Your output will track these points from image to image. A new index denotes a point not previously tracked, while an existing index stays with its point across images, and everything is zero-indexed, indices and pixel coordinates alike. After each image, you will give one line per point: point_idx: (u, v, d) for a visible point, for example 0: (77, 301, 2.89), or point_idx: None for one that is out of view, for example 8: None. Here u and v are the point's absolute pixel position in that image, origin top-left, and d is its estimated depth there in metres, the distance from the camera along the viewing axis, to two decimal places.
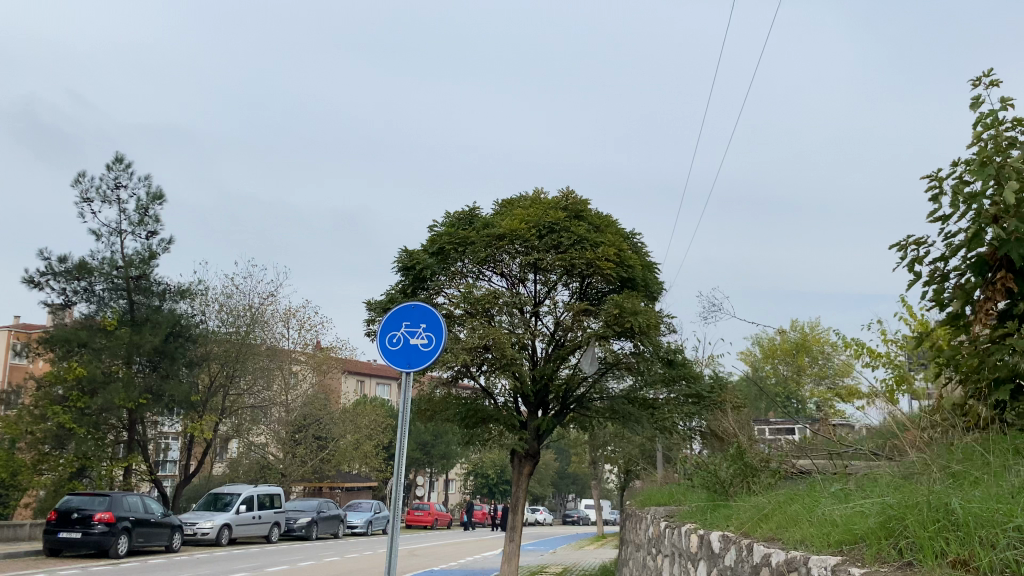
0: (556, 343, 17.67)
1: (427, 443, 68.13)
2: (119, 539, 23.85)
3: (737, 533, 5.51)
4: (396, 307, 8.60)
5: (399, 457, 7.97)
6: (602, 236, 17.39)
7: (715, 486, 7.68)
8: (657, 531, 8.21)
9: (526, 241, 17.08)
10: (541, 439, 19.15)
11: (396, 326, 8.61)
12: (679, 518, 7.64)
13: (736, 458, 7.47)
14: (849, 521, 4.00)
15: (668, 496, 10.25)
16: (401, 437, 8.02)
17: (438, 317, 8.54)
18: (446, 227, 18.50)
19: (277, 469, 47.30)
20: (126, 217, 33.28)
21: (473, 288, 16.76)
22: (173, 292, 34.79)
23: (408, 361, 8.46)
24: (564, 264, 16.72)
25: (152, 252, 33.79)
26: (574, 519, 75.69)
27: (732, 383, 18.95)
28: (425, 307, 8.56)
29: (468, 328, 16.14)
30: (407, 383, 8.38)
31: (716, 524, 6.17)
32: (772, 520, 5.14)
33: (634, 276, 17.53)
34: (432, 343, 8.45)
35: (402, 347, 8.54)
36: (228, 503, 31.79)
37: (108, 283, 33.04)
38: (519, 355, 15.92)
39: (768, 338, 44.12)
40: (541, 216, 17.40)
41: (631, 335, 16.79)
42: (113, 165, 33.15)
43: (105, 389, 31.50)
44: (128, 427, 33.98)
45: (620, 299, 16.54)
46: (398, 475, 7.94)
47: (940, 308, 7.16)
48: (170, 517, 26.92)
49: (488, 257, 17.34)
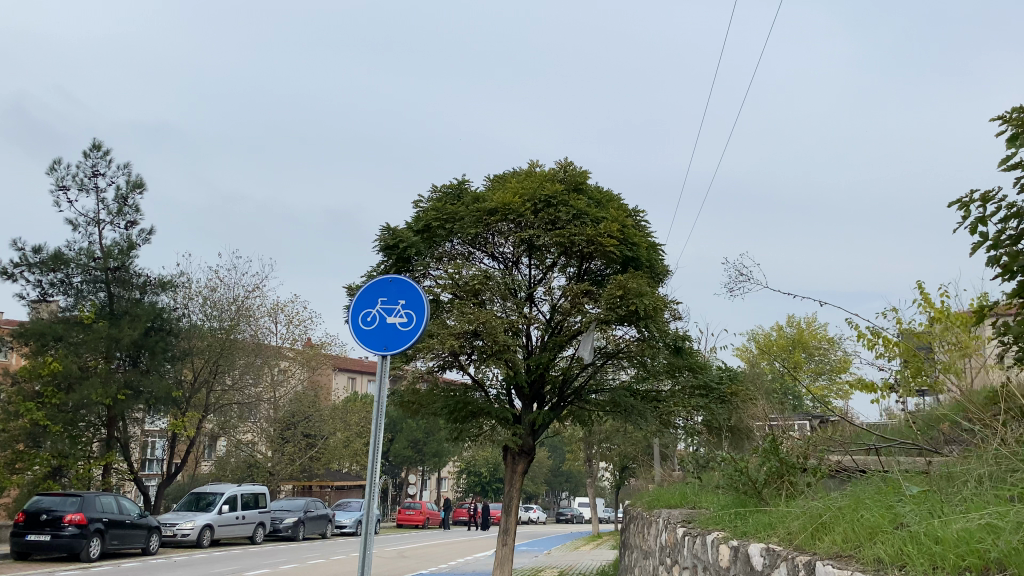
0: (552, 330, 16.54)
1: (419, 441, 67.01)
2: (91, 541, 22.62)
3: (785, 547, 4.45)
4: (371, 280, 7.50)
5: (373, 456, 6.80)
6: (603, 211, 16.31)
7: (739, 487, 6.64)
8: (672, 539, 7.12)
9: (520, 216, 15.97)
10: (536, 435, 18.06)
11: (371, 303, 7.50)
12: (698, 524, 6.57)
13: (769, 454, 6.32)
14: (972, 538, 3.06)
15: (679, 497, 9.20)
16: (377, 437, 6.82)
17: (420, 292, 7.41)
18: (432, 201, 17.45)
19: (265, 467, 46.11)
20: (105, 206, 31.98)
21: (462, 268, 15.68)
22: (154, 284, 33.34)
23: (385, 343, 7.35)
24: (563, 241, 15.61)
25: (131, 243, 32.44)
26: (568, 518, 74.64)
27: (742, 377, 17.96)
28: (404, 281, 7.44)
29: (456, 312, 15.04)
30: (384, 367, 7.26)
31: (753, 534, 5.12)
32: (835, 531, 4.12)
33: (638, 254, 16.49)
34: (412, 321, 7.32)
35: (377, 326, 7.42)
36: (210, 502, 30.58)
37: (86, 275, 31.72)
38: (513, 342, 14.76)
39: (765, 333, 43.09)
40: (536, 189, 16.24)
41: (633, 320, 15.73)
42: (91, 152, 31.79)
43: (82, 385, 30.25)
44: (107, 424, 32.73)
45: (623, 279, 15.46)
46: (372, 482, 6.78)
47: (1007, 277, 6.07)
48: (147, 518, 25.73)
49: (479, 234, 16.28)
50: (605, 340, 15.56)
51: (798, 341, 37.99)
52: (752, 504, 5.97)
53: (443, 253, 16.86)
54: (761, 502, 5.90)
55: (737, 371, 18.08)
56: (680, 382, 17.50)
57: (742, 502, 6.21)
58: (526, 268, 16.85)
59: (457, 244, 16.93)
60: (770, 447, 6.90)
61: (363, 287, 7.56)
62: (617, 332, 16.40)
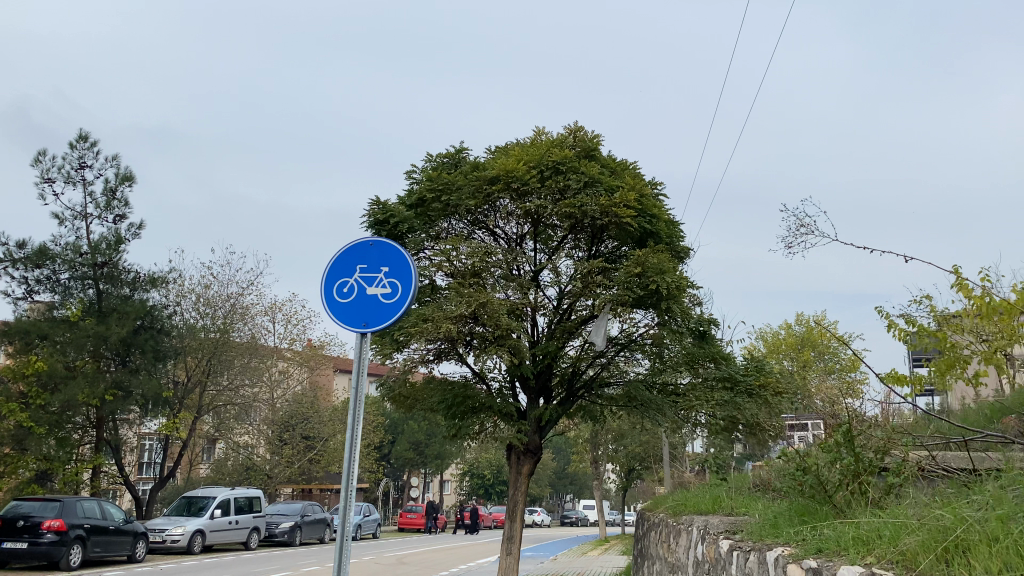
0: (560, 316, 15.41)
1: (421, 443, 65.46)
2: (71, 549, 21.31)
3: (902, 572, 3.22)
4: (347, 245, 6.28)
5: (351, 453, 5.52)
6: (618, 179, 15.14)
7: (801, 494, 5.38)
8: (713, 553, 5.86)
9: (524, 183, 14.81)
10: (542, 433, 16.87)
11: (348, 272, 6.27)
12: (749, 537, 5.34)
13: (843, 447, 5.08)
14: None
15: (711, 502, 7.90)
16: (354, 429, 5.54)
17: (406, 258, 6.17)
18: (427, 171, 16.37)
19: (262, 470, 44.97)
20: (93, 200, 30.82)
21: (458, 245, 14.51)
22: (144, 280, 32.17)
23: (365, 319, 6.09)
24: (574, 211, 14.39)
25: (119, 237, 31.25)
26: (572, 521, 73.35)
27: (772, 369, 16.72)
28: (387, 245, 6.21)
29: (454, 293, 13.86)
30: (363, 346, 6.00)
31: (846, 551, 3.88)
32: (986, 562, 2.97)
33: (657, 226, 15.32)
34: (397, 293, 6.08)
35: (356, 299, 6.18)
36: (202, 507, 29.38)
37: (73, 271, 30.58)
38: (515, 326, 13.58)
39: (773, 332, 41.76)
40: (541, 156, 15.10)
41: (656, 300, 14.58)
42: (78, 143, 30.64)
43: (68, 385, 28.98)
44: (96, 425, 31.60)
45: (642, 255, 14.31)
46: (348, 485, 5.46)
47: None
48: (132, 524, 24.51)
49: (479, 203, 15.18)
50: (620, 322, 14.34)
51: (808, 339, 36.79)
52: (823, 514, 4.72)
53: (441, 231, 15.80)
54: (838, 514, 4.63)
55: (764, 363, 16.88)
56: (702, 375, 16.28)
57: (808, 511, 4.93)
58: (531, 247, 15.82)
59: (456, 222, 15.95)
60: (834, 431, 5.65)
61: (336, 253, 6.33)
62: (634, 316, 15.36)
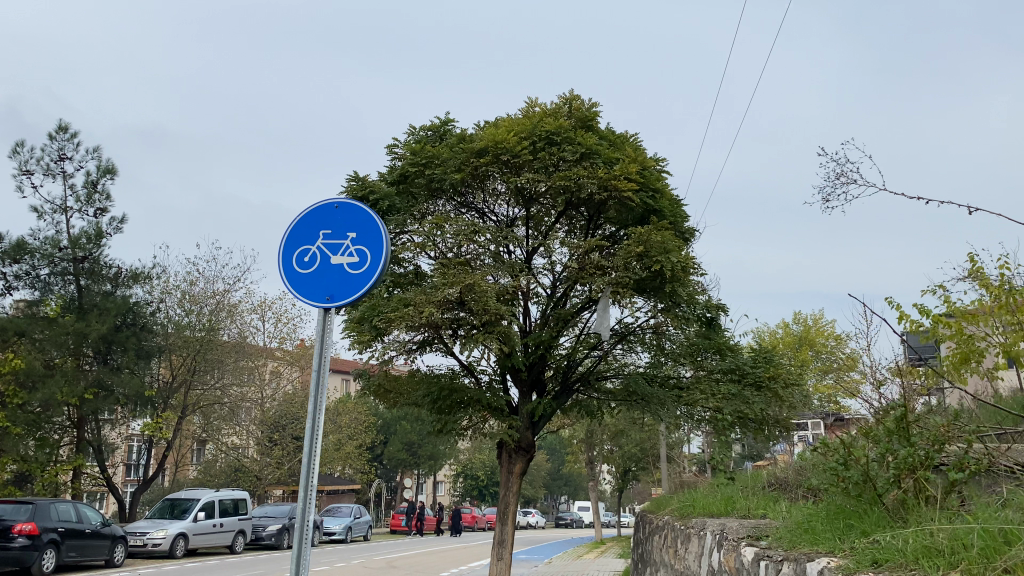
0: (555, 304, 14.62)
1: (413, 443, 64.47)
2: (44, 554, 20.33)
3: None
4: (308, 207, 5.42)
5: (310, 447, 4.63)
6: (619, 152, 14.44)
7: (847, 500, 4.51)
8: (732, 562, 5.07)
9: (514, 155, 14.07)
10: (536, 430, 16.05)
11: (310, 238, 5.40)
12: (779, 543, 4.51)
13: (895, 435, 4.23)
14: None
15: (724, 502, 7.09)
16: (314, 418, 4.65)
17: (375, 221, 5.30)
18: (413, 144, 15.61)
19: (252, 471, 44.07)
20: (73, 192, 29.88)
21: (444, 224, 13.83)
22: (126, 276, 31.16)
23: (328, 291, 5.23)
24: (569, 183, 13.73)
25: (100, 231, 30.32)
26: (568, 522, 72.67)
27: (781, 360, 15.92)
28: (354, 206, 5.35)
29: (440, 275, 13.10)
30: (328, 323, 5.11)
31: (921, 566, 3.03)
32: None
33: (660, 202, 14.52)
34: (366, 263, 5.21)
35: (318, 270, 5.32)
36: (186, 509, 28.43)
37: (53, 266, 29.66)
38: (505, 311, 12.73)
39: (770, 330, 41.11)
40: (533, 127, 14.37)
41: (660, 280, 13.84)
42: (57, 134, 29.72)
43: (45, 383, 27.92)
44: (76, 425, 30.67)
45: (645, 233, 13.55)
46: (306, 484, 4.57)
47: None
48: (111, 527, 23.57)
49: (468, 178, 14.48)
50: (619, 306, 13.55)
51: (804, 339, 36.26)
52: (875, 520, 3.87)
53: (426, 212, 15.17)
54: (895, 524, 3.76)
55: (773, 354, 16.06)
56: (706, 367, 15.50)
57: (855, 515, 4.10)
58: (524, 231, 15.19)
59: (444, 203, 15.37)
60: (884, 415, 4.78)
61: (296, 217, 5.48)
62: (635, 302, 14.60)
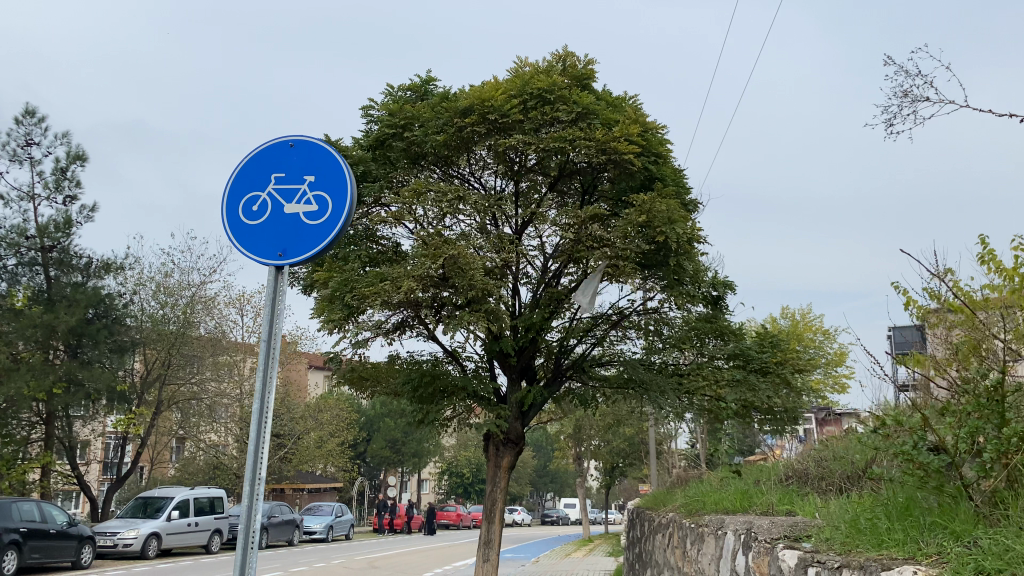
0: (546, 283, 13.86)
1: (397, 440, 63.39)
2: (5, 555, 19.29)
3: None
4: (258, 145, 4.55)
5: (258, 425, 3.76)
6: (617, 114, 13.69)
7: (917, 495, 3.77)
8: (764, 563, 4.30)
9: (503, 114, 13.33)
10: (524, 422, 15.24)
11: (260, 183, 4.51)
12: (832, 541, 3.74)
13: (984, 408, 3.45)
14: None
15: (739, 497, 6.29)
16: (264, 395, 3.79)
17: (338, 160, 4.43)
18: (390, 103, 14.76)
19: (230, 469, 42.87)
20: (41, 179, 28.69)
21: (426, 191, 13.04)
22: (97, 267, 29.91)
23: (281, 247, 4.35)
24: (564, 145, 13.00)
25: (69, 219, 29.14)
26: (553, 520, 71.79)
27: (786, 344, 15.14)
28: (312, 143, 4.49)
29: (421, 246, 12.30)
30: (283, 280, 4.24)
31: None
32: None
33: (663, 169, 13.83)
34: (326, 212, 4.34)
35: (269, 219, 4.43)
36: (159, 508, 27.37)
37: (20, 256, 28.52)
38: (492, 287, 11.90)
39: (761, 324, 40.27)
40: (523, 87, 13.62)
41: (661, 254, 13.18)
42: (24, 118, 28.52)
43: (10, 379, 26.74)
44: (45, 422, 29.53)
45: (646, 203, 12.78)
46: (252, 476, 3.73)
47: None
48: (78, 527, 22.50)
49: (456, 143, 13.75)
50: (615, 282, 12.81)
51: (794, 334, 35.58)
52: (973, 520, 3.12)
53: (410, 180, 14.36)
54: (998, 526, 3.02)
55: (776, 336, 15.30)
56: (706, 353, 14.71)
57: (940, 515, 3.36)
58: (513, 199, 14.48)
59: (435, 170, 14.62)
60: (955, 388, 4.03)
61: (245, 157, 4.60)
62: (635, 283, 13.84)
